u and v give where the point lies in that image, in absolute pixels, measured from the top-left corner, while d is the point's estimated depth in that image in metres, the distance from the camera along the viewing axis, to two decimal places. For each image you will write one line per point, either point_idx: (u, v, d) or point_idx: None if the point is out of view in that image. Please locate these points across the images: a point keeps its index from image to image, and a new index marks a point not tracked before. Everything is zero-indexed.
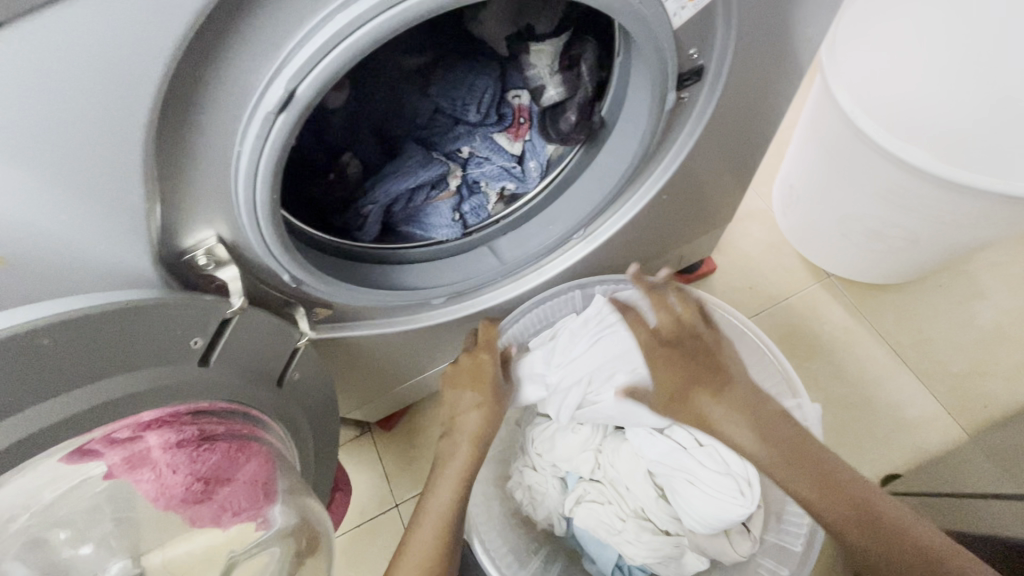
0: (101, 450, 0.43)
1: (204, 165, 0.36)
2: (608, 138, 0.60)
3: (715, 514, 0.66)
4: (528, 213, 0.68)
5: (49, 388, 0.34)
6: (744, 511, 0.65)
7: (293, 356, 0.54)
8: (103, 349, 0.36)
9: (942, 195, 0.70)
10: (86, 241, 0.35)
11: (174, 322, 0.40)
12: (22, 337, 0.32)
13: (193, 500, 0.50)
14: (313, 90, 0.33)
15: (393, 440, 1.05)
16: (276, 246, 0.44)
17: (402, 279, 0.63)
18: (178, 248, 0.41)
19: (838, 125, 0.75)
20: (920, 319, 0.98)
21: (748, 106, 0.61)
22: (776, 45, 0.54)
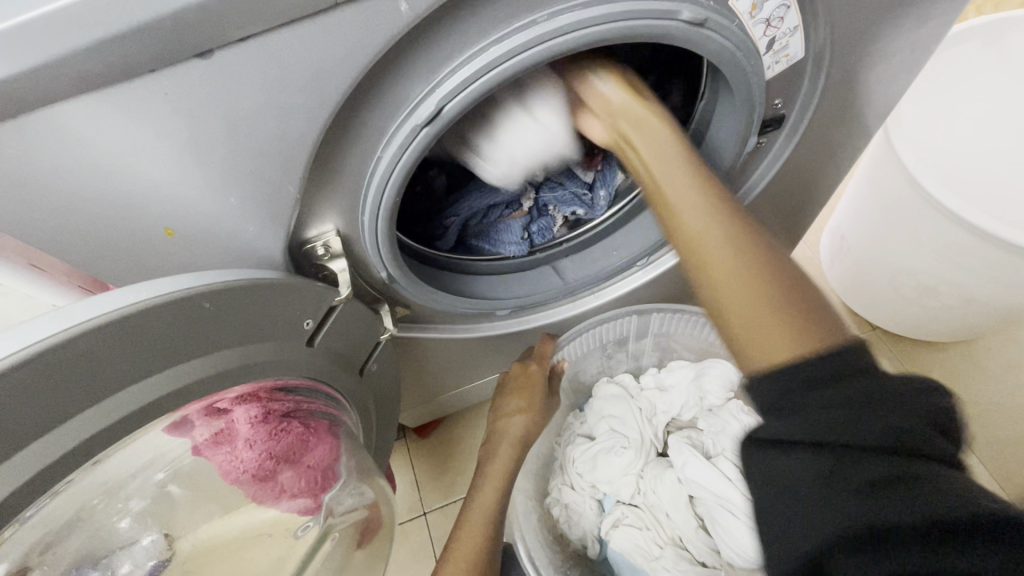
0: (197, 421, 0.46)
1: (346, 164, 0.41)
2: None
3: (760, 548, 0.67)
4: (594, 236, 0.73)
5: (191, 350, 0.38)
6: None
7: (375, 349, 0.59)
8: (236, 319, 0.40)
9: (1004, 257, 0.71)
10: (240, 224, 0.40)
11: (293, 304, 0.44)
12: (179, 302, 0.36)
13: (265, 478, 0.52)
14: (457, 109, 0.38)
15: (428, 448, 1.07)
16: (384, 244, 0.48)
17: (472, 288, 0.66)
18: (302, 237, 0.45)
19: (897, 181, 0.78)
20: (967, 381, 0.98)
21: (817, 155, 0.64)
22: (854, 103, 0.57)
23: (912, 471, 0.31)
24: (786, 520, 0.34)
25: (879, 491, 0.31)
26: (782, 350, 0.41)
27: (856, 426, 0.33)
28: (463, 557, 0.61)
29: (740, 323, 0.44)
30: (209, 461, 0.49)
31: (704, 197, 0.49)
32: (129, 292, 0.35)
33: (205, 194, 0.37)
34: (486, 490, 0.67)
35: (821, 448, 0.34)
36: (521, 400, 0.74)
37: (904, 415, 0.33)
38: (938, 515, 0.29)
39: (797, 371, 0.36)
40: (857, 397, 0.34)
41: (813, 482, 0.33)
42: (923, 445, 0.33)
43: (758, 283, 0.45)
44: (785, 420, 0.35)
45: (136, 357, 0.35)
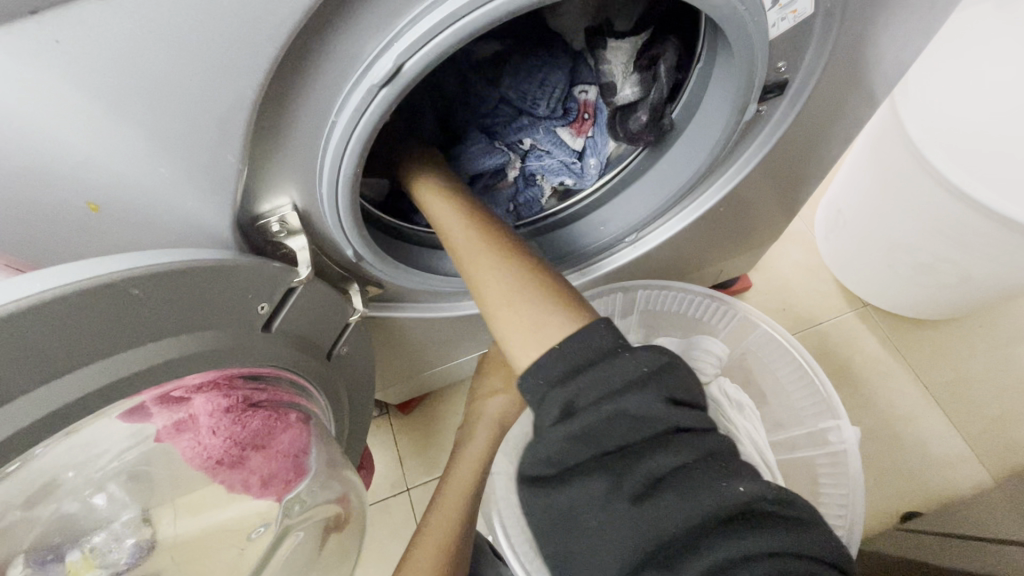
0: (152, 410, 0.43)
1: (297, 130, 0.36)
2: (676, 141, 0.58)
3: None
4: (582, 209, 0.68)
5: (129, 339, 0.35)
6: None
7: (344, 331, 0.55)
8: (179, 304, 0.36)
9: (1005, 235, 0.68)
10: (178, 198, 0.35)
11: (247, 287, 0.40)
12: (114, 286, 0.32)
13: (228, 465, 0.49)
14: (419, 67, 0.34)
15: (411, 425, 1.06)
16: (346, 219, 0.44)
17: (447, 266, 0.62)
18: (254, 213, 0.41)
19: (900, 153, 0.74)
20: (956, 358, 0.97)
21: (819, 124, 0.60)
22: (862, 69, 0.53)
23: (667, 471, 0.36)
24: (573, 538, 0.38)
25: (645, 501, 0.35)
26: (553, 336, 0.45)
27: (610, 441, 0.37)
28: (435, 543, 0.58)
29: (513, 318, 0.47)
30: (169, 450, 0.46)
31: (489, 247, 0.51)
32: (47, 276, 0.31)
33: (134, 161, 0.33)
34: (467, 469, 0.65)
35: (600, 470, 0.37)
36: (500, 379, 0.70)
37: (654, 418, 0.37)
38: (689, 513, 0.34)
39: (567, 350, 0.40)
40: (585, 357, 0.39)
41: (596, 504, 0.36)
42: (668, 438, 0.37)
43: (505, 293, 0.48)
44: (561, 444, 0.38)
45: (60, 350, 0.31)
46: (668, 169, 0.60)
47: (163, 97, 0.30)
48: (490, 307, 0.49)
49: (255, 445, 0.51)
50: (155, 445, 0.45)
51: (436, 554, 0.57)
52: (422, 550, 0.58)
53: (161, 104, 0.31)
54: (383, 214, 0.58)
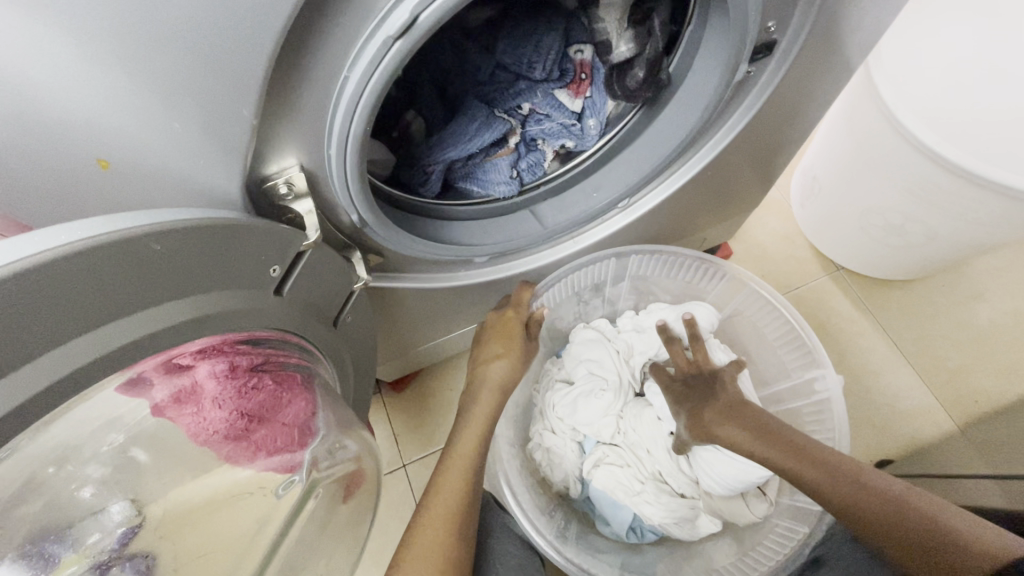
0: (153, 378, 0.40)
1: (311, 86, 0.36)
2: (673, 95, 0.61)
3: (737, 476, 0.69)
4: (582, 172, 0.70)
5: (146, 297, 0.34)
6: (768, 474, 0.68)
7: (349, 299, 0.55)
8: (194, 262, 0.36)
9: (970, 193, 0.72)
10: (188, 156, 0.35)
11: (258, 249, 0.40)
12: (132, 241, 0.32)
13: (231, 437, 0.46)
14: (434, 18, 0.34)
15: (404, 403, 1.06)
16: (354, 183, 0.44)
17: (448, 234, 0.63)
18: (261, 174, 0.41)
19: (872, 117, 0.78)
20: (921, 315, 1.03)
21: (802, 87, 0.62)
22: (844, 31, 0.56)
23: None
24: None
25: None
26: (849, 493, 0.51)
27: None
28: (444, 503, 0.58)
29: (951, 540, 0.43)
30: (171, 424, 0.43)
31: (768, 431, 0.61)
32: (59, 232, 0.30)
33: (145, 112, 0.32)
34: (473, 430, 0.65)
35: None
36: (500, 345, 0.72)
37: None
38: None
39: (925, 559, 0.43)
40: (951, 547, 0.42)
41: None
42: None
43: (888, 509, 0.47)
44: None
45: (79, 305, 0.30)
46: (667, 125, 0.63)
47: (180, 44, 0.30)
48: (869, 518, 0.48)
49: (261, 417, 0.49)
50: (154, 419, 0.42)
51: (442, 514, 0.57)
52: (431, 511, 0.57)
53: (175, 54, 0.30)
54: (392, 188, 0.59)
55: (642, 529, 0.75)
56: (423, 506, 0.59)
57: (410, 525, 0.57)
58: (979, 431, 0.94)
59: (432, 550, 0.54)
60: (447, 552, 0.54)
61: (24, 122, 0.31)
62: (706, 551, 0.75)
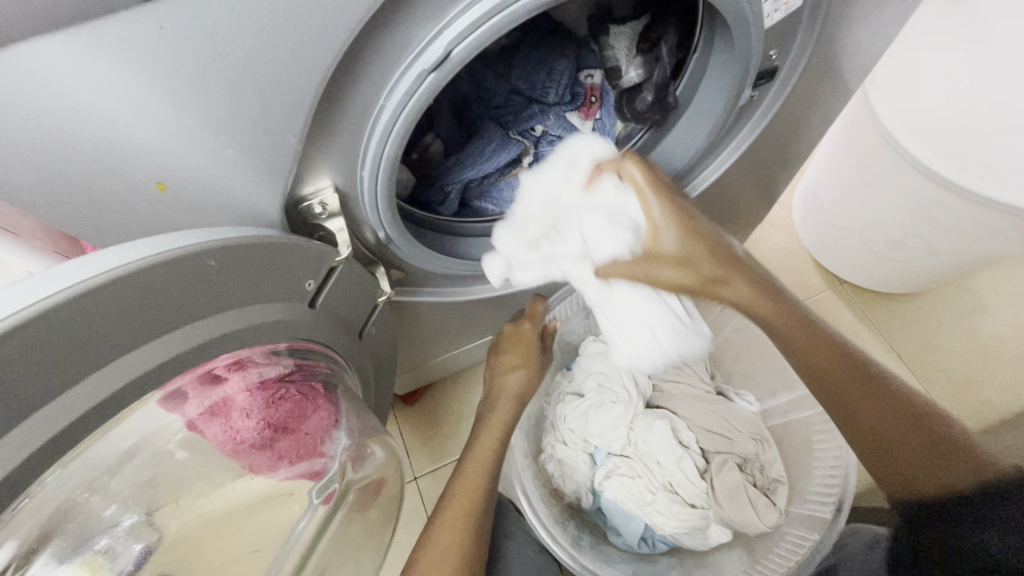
0: (189, 393, 0.40)
1: (348, 113, 0.39)
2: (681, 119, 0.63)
3: (676, 345, 0.67)
4: None
5: (202, 309, 0.35)
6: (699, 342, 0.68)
7: (373, 312, 0.58)
8: (243, 277, 0.38)
9: (969, 209, 0.75)
10: (237, 178, 0.38)
11: (297, 264, 0.42)
12: (192, 258, 0.33)
13: (258, 447, 0.47)
14: (465, 53, 0.38)
15: (415, 416, 1.08)
16: (383, 203, 0.47)
17: (466, 249, 0.66)
18: (298, 195, 0.44)
19: (871, 138, 0.81)
20: (923, 328, 1.05)
21: (802, 110, 0.65)
22: (842, 58, 0.59)
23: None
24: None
25: None
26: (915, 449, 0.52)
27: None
28: (458, 507, 0.59)
29: (956, 463, 0.48)
30: (202, 436, 0.43)
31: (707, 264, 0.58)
32: (130, 248, 0.32)
33: (201, 137, 0.35)
34: (490, 439, 0.67)
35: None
36: (517, 356, 0.75)
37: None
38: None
39: (972, 509, 0.44)
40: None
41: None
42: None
43: (885, 402, 0.54)
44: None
45: (146, 317, 0.32)
46: (674, 145, 0.66)
47: (237, 80, 0.33)
48: (846, 417, 0.56)
49: (287, 427, 0.49)
50: (187, 431, 0.42)
51: (456, 520, 0.58)
52: (447, 513, 0.58)
53: (235, 87, 0.33)
54: (422, 211, 0.63)
55: (654, 539, 0.76)
56: (440, 508, 0.60)
57: (426, 527, 0.58)
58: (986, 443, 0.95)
59: (447, 554, 0.55)
60: (468, 559, 0.56)
61: (93, 147, 0.34)
62: (718, 561, 0.76)
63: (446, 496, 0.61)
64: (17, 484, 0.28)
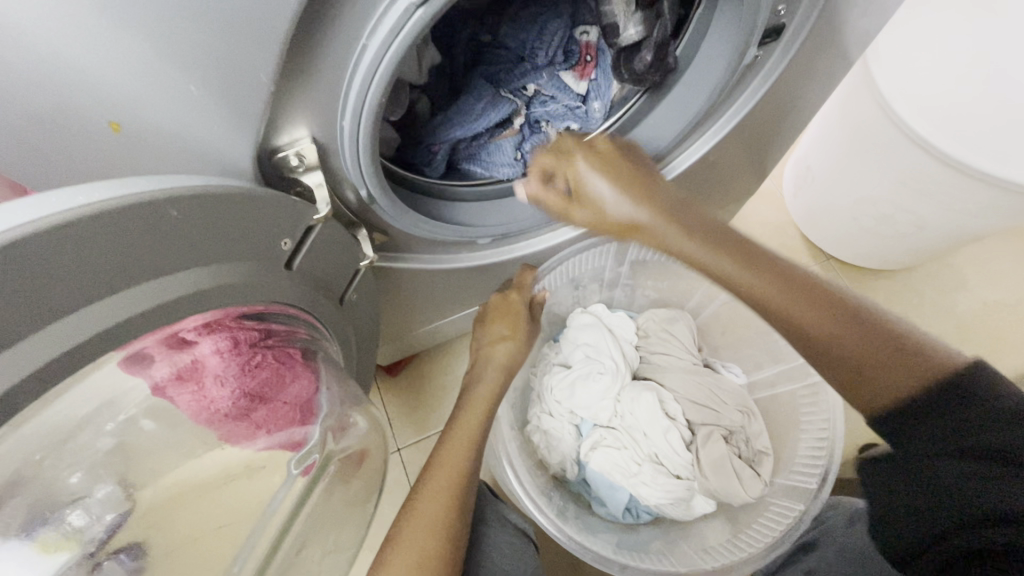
0: (155, 355, 0.37)
1: (328, 55, 0.36)
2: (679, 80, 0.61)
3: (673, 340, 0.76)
4: None
5: (167, 264, 0.32)
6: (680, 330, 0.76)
7: (354, 277, 0.55)
8: (214, 230, 0.35)
9: (963, 183, 0.74)
10: (203, 121, 0.34)
11: (273, 220, 0.39)
12: (155, 205, 0.30)
13: (234, 416, 0.44)
14: None
15: (399, 387, 1.06)
16: (366, 157, 0.43)
17: (452, 214, 0.63)
18: (272, 145, 0.40)
19: (870, 110, 0.79)
20: (906, 304, 1.05)
21: (804, 75, 0.63)
22: (851, 19, 0.57)
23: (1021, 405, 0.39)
24: None
25: None
26: (891, 385, 0.44)
27: None
28: (443, 479, 0.58)
29: (873, 376, 0.45)
30: (171, 403, 0.40)
31: (750, 265, 0.53)
32: (79, 192, 0.28)
33: (159, 70, 0.31)
34: (475, 410, 0.66)
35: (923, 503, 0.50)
36: (505, 326, 0.74)
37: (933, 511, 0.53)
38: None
39: (914, 408, 0.42)
40: (933, 397, 0.42)
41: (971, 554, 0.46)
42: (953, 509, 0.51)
43: (881, 343, 0.46)
44: None
45: (96, 271, 0.28)
46: (669, 109, 0.64)
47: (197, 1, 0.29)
48: (853, 368, 0.46)
49: (264, 396, 0.47)
50: (154, 396, 0.39)
51: (440, 490, 0.57)
52: (430, 484, 0.57)
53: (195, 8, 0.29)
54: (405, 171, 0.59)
55: (637, 509, 0.77)
56: (422, 479, 0.59)
57: (408, 499, 0.57)
58: None
59: (432, 524, 0.54)
60: (452, 529, 0.55)
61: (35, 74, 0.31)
62: (701, 531, 0.77)
63: (428, 467, 0.60)
64: None
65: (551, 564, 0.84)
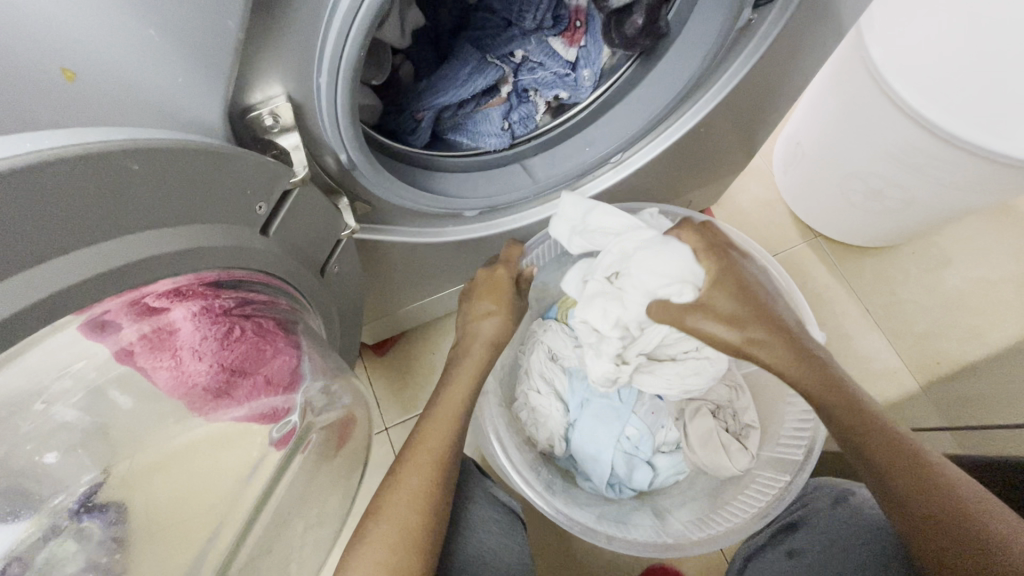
0: (120, 322, 0.35)
1: (301, 3, 0.34)
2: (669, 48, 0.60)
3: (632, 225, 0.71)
4: (576, 124, 0.68)
5: (130, 223, 0.30)
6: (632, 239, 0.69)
7: (337, 247, 0.53)
8: (183, 189, 0.33)
9: (953, 156, 0.74)
10: (163, 71, 0.32)
11: (248, 182, 0.37)
12: (117, 156, 0.28)
13: (209, 390, 0.42)
14: None
15: (386, 366, 1.04)
16: (346, 116, 0.42)
17: (438, 185, 0.61)
18: (245, 104, 0.38)
19: (861, 83, 0.78)
20: (892, 282, 1.06)
21: (800, 43, 0.61)
22: None
23: None
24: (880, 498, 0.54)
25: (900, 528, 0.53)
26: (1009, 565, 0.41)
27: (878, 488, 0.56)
28: (427, 451, 0.57)
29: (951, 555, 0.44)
30: (143, 374, 0.39)
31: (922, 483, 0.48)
32: (29, 139, 0.26)
33: (116, 12, 0.29)
34: (461, 385, 0.65)
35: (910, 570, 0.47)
36: (491, 301, 0.72)
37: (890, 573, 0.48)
38: None
39: None
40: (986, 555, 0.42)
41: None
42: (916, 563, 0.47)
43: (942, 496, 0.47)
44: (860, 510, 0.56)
45: (50, 228, 0.26)
46: (661, 78, 0.62)
47: None
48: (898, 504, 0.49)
49: (243, 370, 0.45)
50: (122, 365, 0.37)
51: (425, 464, 0.56)
52: (414, 460, 0.56)
53: None
54: (390, 139, 0.57)
55: (620, 484, 0.77)
56: (405, 454, 0.57)
57: (391, 473, 0.56)
58: (941, 392, 0.99)
59: (415, 498, 0.53)
60: (434, 502, 0.54)
61: None
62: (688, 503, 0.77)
63: (412, 441, 0.59)
64: None
65: (539, 538, 0.85)
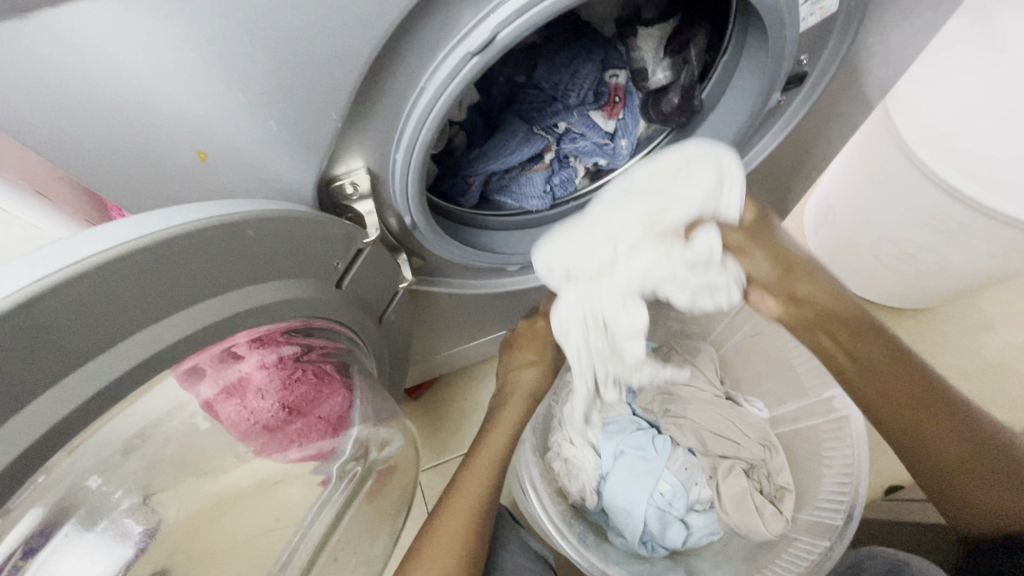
0: (204, 373, 0.39)
1: (388, 95, 0.40)
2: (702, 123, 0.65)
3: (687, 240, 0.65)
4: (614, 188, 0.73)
5: (236, 279, 0.36)
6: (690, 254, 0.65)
7: (393, 298, 0.58)
8: (279, 250, 0.38)
9: (987, 225, 0.75)
10: (273, 153, 0.38)
11: (329, 242, 0.42)
12: (233, 225, 0.34)
13: (269, 427, 0.46)
14: (510, 38, 0.38)
15: (421, 411, 1.07)
16: (415, 185, 0.47)
17: (486, 242, 0.66)
18: (331, 175, 0.44)
19: (888, 153, 0.82)
20: (932, 345, 1.05)
21: (826, 121, 0.66)
22: (872, 69, 0.59)
23: None
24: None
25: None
26: None
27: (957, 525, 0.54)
28: (466, 496, 0.59)
29: None
30: (220, 417, 0.42)
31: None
32: (171, 214, 0.31)
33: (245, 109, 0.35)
34: (499, 433, 0.67)
35: None
36: (532, 351, 0.76)
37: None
38: None
39: None
40: None
41: None
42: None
43: None
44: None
45: (181, 285, 0.31)
46: None
47: (284, 57, 0.33)
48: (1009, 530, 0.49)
49: (300, 410, 0.49)
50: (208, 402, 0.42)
51: (462, 510, 0.58)
52: (454, 505, 0.58)
53: (279, 56, 0.33)
54: (444, 201, 0.63)
55: (653, 542, 0.76)
56: (445, 498, 0.60)
57: (431, 515, 0.58)
58: None
59: (454, 543, 0.55)
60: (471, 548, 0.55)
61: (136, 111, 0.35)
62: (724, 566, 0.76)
63: (452, 485, 0.61)
64: (59, 437, 0.27)
65: None
